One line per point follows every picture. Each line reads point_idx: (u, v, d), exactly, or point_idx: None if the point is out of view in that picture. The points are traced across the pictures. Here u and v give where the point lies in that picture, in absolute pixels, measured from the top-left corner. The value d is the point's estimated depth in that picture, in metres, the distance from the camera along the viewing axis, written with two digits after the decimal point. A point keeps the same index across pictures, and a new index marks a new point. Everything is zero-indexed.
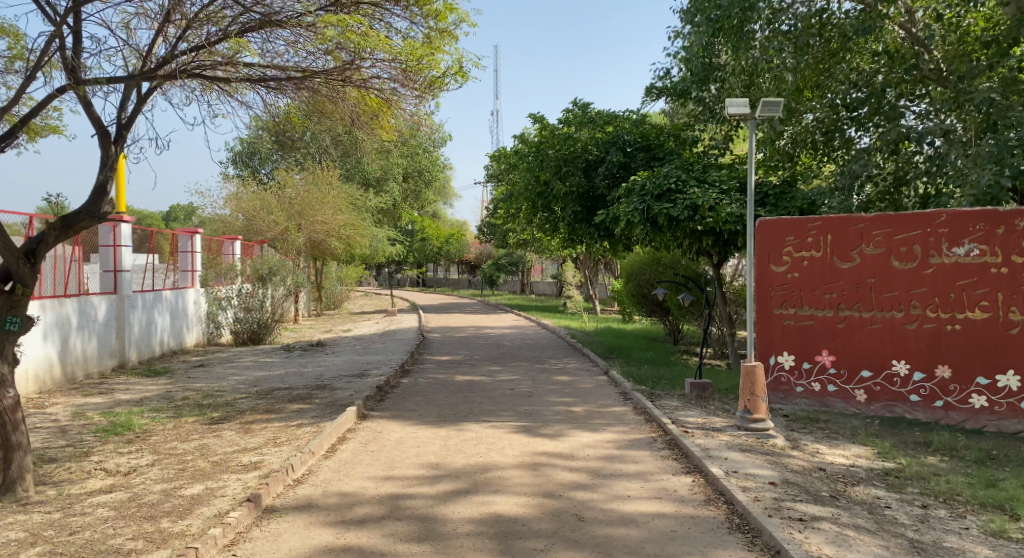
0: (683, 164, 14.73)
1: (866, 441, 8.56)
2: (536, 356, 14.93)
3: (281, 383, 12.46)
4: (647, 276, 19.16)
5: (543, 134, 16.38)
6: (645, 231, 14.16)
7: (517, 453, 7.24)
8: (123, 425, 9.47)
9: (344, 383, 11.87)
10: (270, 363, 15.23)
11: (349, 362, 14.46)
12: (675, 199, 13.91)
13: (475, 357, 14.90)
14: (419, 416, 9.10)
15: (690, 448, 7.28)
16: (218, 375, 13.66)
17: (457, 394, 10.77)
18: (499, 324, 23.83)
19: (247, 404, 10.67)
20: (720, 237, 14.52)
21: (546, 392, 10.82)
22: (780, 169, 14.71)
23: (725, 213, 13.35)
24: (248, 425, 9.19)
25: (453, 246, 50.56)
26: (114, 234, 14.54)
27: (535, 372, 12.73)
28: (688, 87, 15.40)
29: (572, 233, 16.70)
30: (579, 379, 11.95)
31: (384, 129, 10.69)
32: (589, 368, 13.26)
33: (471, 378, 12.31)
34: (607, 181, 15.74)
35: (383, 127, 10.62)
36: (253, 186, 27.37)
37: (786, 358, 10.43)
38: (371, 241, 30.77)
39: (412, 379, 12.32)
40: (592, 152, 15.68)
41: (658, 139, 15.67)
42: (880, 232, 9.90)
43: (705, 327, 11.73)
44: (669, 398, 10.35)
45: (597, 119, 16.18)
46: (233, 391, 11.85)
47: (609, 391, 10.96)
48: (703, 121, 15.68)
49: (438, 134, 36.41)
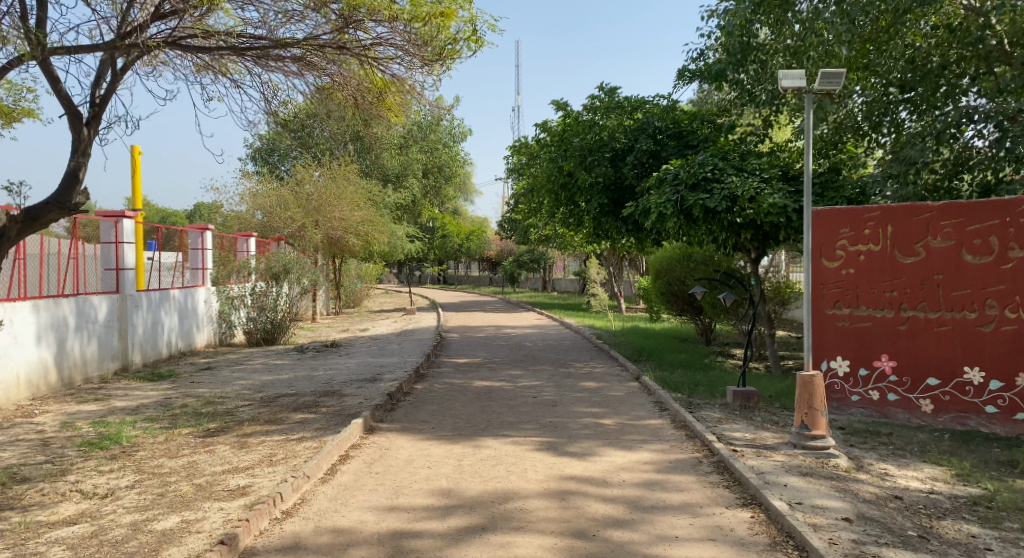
0: (719, 151, 13.72)
1: (940, 461, 7.55)
2: (560, 359, 13.95)
3: (288, 389, 11.58)
4: (677, 273, 18.14)
5: (566, 122, 15.42)
6: (678, 223, 13.14)
7: (541, 479, 6.31)
8: (110, 439, 8.35)
9: (354, 390, 10.93)
10: (279, 365, 14.36)
11: (362, 366, 13.55)
12: (711, 188, 12.89)
13: (496, 360, 13.95)
14: (432, 430, 8.18)
15: (742, 472, 6.32)
16: (223, 379, 12.81)
17: (474, 402, 9.86)
18: (522, 323, 22.88)
19: (247, 413, 9.76)
20: (759, 230, 13.53)
21: (573, 401, 9.85)
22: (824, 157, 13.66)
23: (766, 204, 12.36)
24: (245, 438, 8.29)
25: (473, 243, 49.74)
26: (116, 229, 13.59)
27: (560, 378, 11.78)
28: (724, 69, 14.01)
29: (598, 227, 15.69)
30: (609, 386, 10.98)
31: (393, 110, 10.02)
32: (619, 373, 12.29)
33: (490, 384, 11.38)
34: (635, 170, 14.59)
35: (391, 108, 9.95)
36: (269, 182, 26.53)
37: (840, 364, 9.56)
38: (390, 238, 29.94)
39: (427, 384, 11.40)
40: (620, 140, 14.72)
41: (690, 125, 14.71)
42: (950, 223, 8.92)
43: (748, 330, 10.79)
44: (710, 408, 9.37)
45: (625, 104, 15.16)
46: (236, 397, 10.98)
47: (641, 399, 9.99)
48: (739, 106, 14.69)
49: (459, 128, 35.55)
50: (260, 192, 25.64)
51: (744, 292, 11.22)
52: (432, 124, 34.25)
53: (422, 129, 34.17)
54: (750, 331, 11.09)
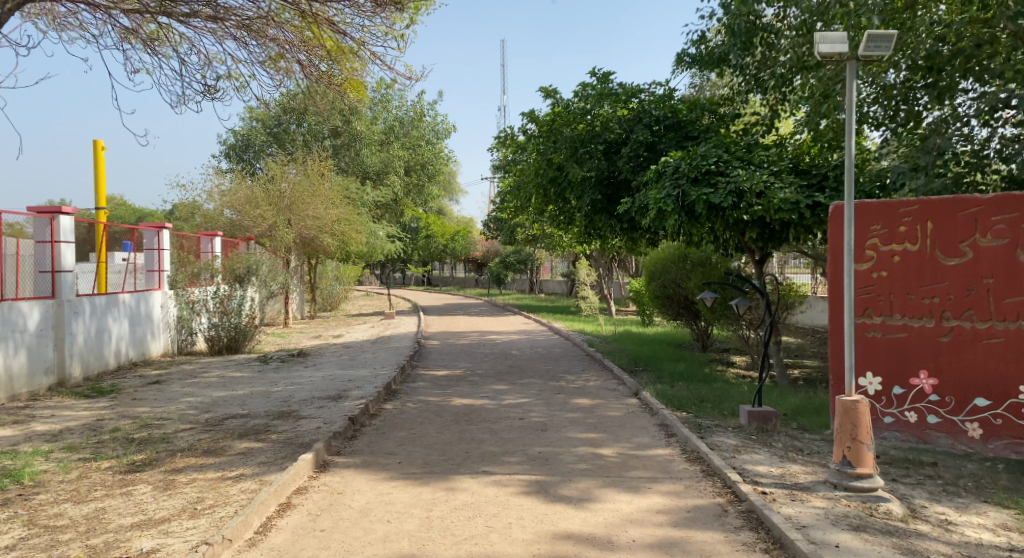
0: (722, 142, 12.47)
1: (1005, 501, 6.35)
2: (549, 371, 12.63)
3: (240, 409, 10.22)
4: (672, 275, 16.85)
5: (555, 110, 14.11)
6: (679, 221, 11.80)
7: (529, 539, 5.06)
8: (10, 475, 6.97)
9: (313, 411, 9.56)
10: (237, 379, 12.96)
11: (328, 380, 12.18)
12: (716, 182, 11.64)
13: (477, 372, 12.62)
14: (398, 466, 6.86)
15: (784, 531, 5.10)
16: (170, 396, 11.44)
17: (451, 425, 8.53)
18: (506, 328, 21.52)
19: (186, 440, 8.40)
20: (766, 228, 12.31)
21: (564, 424, 8.53)
22: (838, 150, 12.44)
23: (777, 199, 11.08)
24: (174, 474, 6.97)
25: (458, 244, 48.20)
26: (50, 227, 12.30)
27: (549, 394, 10.47)
28: (727, 52, 13.04)
29: (590, 225, 14.40)
30: (605, 405, 9.69)
31: (356, 90, 10.36)
32: (614, 388, 11.00)
33: (471, 402, 10.04)
34: (631, 163, 13.34)
35: (355, 90, 10.27)
36: (239, 178, 24.99)
37: (870, 381, 8.31)
38: (369, 238, 28.48)
39: (398, 403, 10.06)
40: (614, 130, 13.44)
41: (690, 114, 13.49)
42: (1002, 220, 7.71)
43: (772, 322, 9.89)
44: (724, 433, 8.07)
45: (621, 90, 13.84)
46: (178, 420, 9.60)
47: (643, 421, 8.68)
48: (746, 93, 13.47)
49: (443, 124, 34.12)
50: (229, 188, 24.17)
51: (770, 298, 10.37)
52: (414, 120, 32.91)
53: (404, 125, 32.84)
54: (768, 322, 10.15)
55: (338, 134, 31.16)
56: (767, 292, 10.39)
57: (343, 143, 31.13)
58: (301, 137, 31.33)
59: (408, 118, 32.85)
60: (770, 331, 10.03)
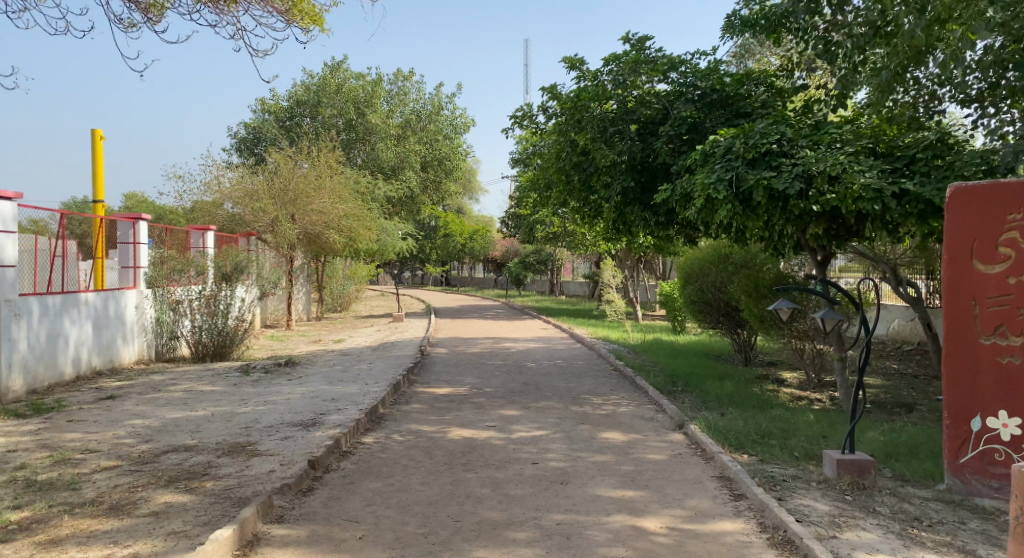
0: (783, 119, 10.34)
1: None
2: (571, 391, 10.62)
3: (188, 439, 8.24)
4: (713, 278, 14.76)
5: (582, 83, 12.01)
6: (731, 213, 9.70)
7: None
8: None
9: (272, 445, 7.60)
10: (204, 395, 11.01)
11: (308, 399, 10.19)
12: (777, 164, 9.56)
13: (486, 391, 10.56)
14: (356, 546, 4.89)
15: None
16: (115, 418, 9.48)
17: (442, 472, 6.53)
18: (524, 334, 19.43)
19: (97, 485, 6.44)
20: (833, 222, 10.23)
21: (590, 473, 6.53)
22: (920, 130, 10.26)
23: (856, 184, 8.98)
24: (50, 552, 5.00)
25: (478, 243, 46.02)
26: None
27: (571, 425, 8.45)
28: (789, 11, 10.89)
29: (619, 221, 12.31)
30: (643, 443, 7.65)
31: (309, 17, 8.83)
32: (653, 416, 8.94)
33: (473, 434, 8.03)
34: (671, 145, 11.28)
35: (309, 18, 8.77)
36: (239, 168, 23.02)
37: (1002, 421, 6.43)
38: (379, 235, 26.53)
39: (382, 434, 8.08)
40: (651, 106, 11.37)
41: (741, 88, 11.37)
42: None
43: (870, 322, 7.58)
44: (807, 493, 6.02)
45: (658, 59, 11.71)
46: (105, 453, 7.65)
47: (694, 469, 6.65)
48: (811, 64, 11.33)
49: (461, 118, 32.15)
50: (232, 180, 22.33)
51: (858, 300, 8.23)
52: (431, 113, 31.18)
53: (420, 118, 31.12)
54: (862, 320, 7.70)
55: (352, 127, 29.42)
56: (849, 293, 8.28)
57: (356, 137, 29.39)
58: (312, 130, 29.46)
59: (425, 111, 31.15)
60: (867, 329, 7.64)
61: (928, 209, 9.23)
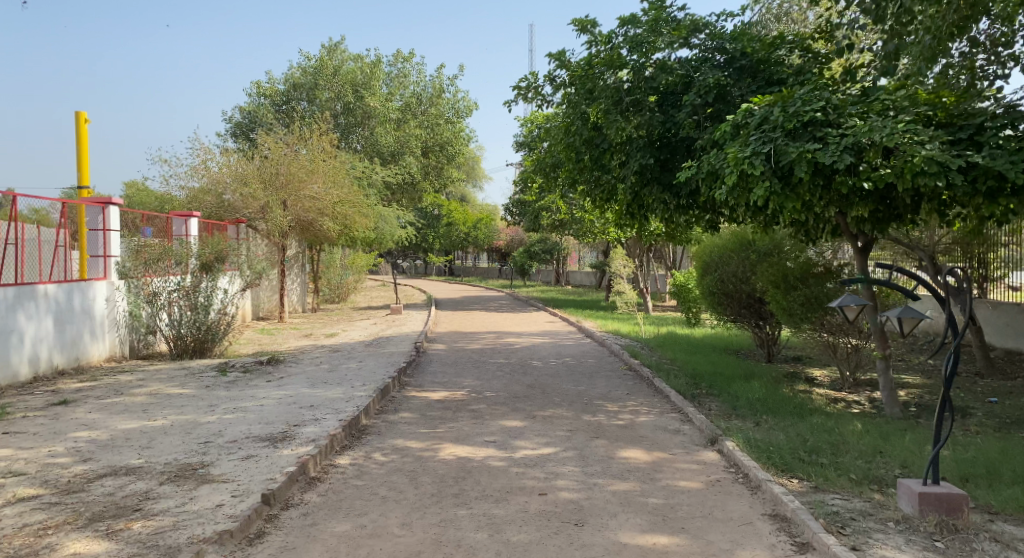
0: (824, 85, 9.06)
1: None
2: (582, 395, 9.39)
3: (134, 457, 7.00)
4: (734, 266, 13.44)
5: (594, 48, 10.69)
6: (769, 192, 8.42)
7: None
8: None
9: (229, 468, 6.35)
10: (169, 400, 9.76)
11: (283, 406, 8.93)
12: (822, 135, 8.29)
13: (486, 396, 9.33)
14: None
15: None
16: (58, 429, 8.21)
17: (428, 507, 5.31)
18: (529, 327, 18.19)
19: (3, 525, 5.22)
20: (881, 202, 8.96)
21: (611, 508, 5.31)
22: (980, 97, 8.99)
23: (917, 156, 7.71)
24: None
25: (482, 231, 44.58)
26: None
27: (583, 439, 7.21)
28: None
29: (633, 205, 11.02)
30: (669, 464, 6.41)
31: None
32: (679, 429, 7.68)
33: (467, 452, 6.80)
34: (694, 116, 9.99)
35: None
36: (225, 151, 21.71)
37: None
38: (377, 222, 25.24)
39: (361, 453, 6.84)
40: (673, 72, 10.08)
41: (773, 51, 10.06)
42: None
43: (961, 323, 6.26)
44: (886, 540, 4.82)
45: (680, 19, 10.39)
46: (29, 477, 6.41)
47: (738, 504, 5.43)
48: (853, 24, 10.03)
49: (464, 101, 30.80)
50: (220, 163, 20.94)
51: (939, 294, 6.89)
52: (432, 96, 29.84)
53: (421, 102, 29.80)
54: (949, 321, 6.36)
55: (350, 111, 28.05)
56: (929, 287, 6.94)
57: (355, 121, 28.03)
58: (309, 113, 28.09)
59: (426, 94, 29.82)
60: (954, 332, 6.31)
61: (997, 185, 7.97)
